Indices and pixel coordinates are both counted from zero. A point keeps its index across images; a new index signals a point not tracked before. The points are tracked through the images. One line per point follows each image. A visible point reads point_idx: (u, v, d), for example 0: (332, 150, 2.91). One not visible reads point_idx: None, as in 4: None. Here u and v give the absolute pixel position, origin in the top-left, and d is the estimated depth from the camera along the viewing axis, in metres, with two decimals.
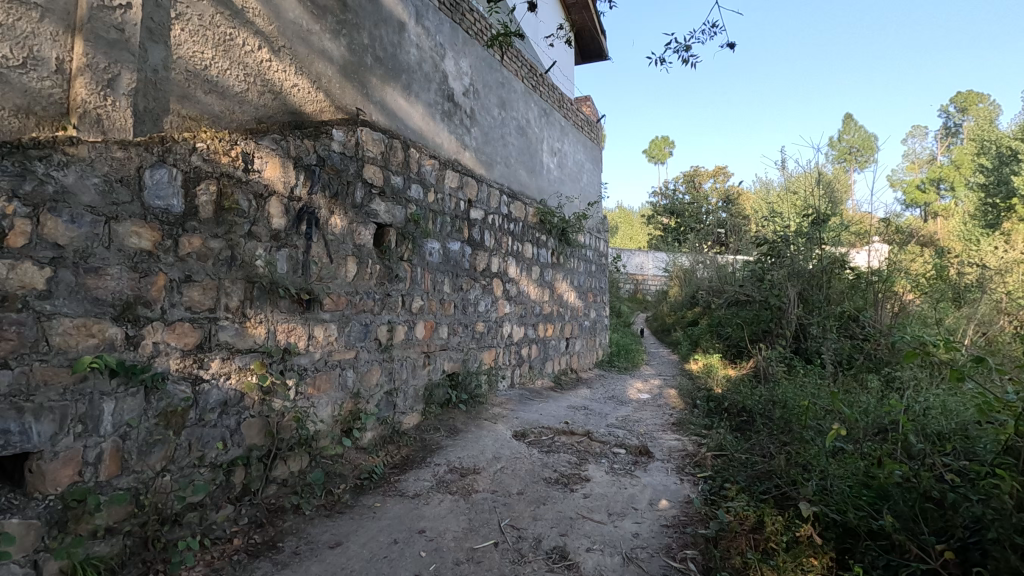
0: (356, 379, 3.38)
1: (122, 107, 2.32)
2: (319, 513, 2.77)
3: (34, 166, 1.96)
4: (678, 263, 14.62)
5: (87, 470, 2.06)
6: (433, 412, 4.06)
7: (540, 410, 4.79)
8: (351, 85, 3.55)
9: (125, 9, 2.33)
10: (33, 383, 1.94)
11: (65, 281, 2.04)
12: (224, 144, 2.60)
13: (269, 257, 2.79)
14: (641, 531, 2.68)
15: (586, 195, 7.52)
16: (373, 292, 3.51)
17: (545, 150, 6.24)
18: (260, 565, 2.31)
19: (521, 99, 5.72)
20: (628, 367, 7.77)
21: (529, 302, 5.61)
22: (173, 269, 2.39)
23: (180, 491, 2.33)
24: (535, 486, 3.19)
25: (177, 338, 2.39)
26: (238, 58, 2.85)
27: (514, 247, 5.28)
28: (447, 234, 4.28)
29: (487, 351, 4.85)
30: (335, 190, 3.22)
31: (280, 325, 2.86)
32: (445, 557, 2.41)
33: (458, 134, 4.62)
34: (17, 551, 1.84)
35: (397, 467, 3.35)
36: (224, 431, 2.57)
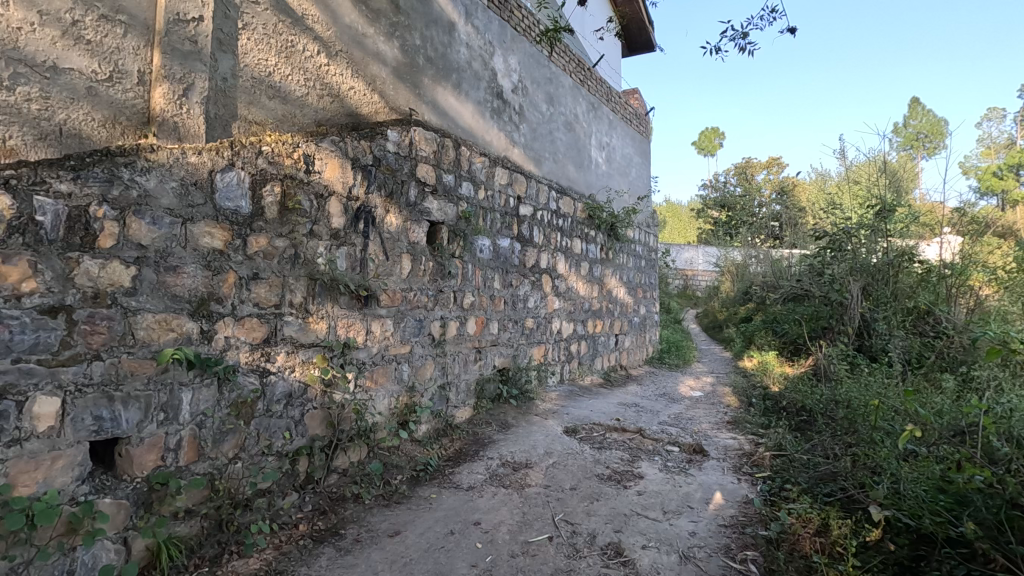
0: (411, 373, 3.46)
1: (196, 114, 2.46)
2: (378, 503, 2.86)
3: (121, 172, 2.11)
4: (730, 258, 14.16)
5: (169, 455, 2.21)
6: (485, 407, 4.12)
7: (590, 407, 4.77)
8: (404, 86, 3.63)
9: (197, 22, 2.47)
10: (122, 373, 2.09)
11: (147, 279, 2.18)
12: (287, 147, 2.71)
13: (329, 255, 2.90)
14: (698, 530, 2.64)
15: (635, 189, 7.40)
16: (426, 289, 3.59)
17: (593, 145, 6.19)
18: (324, 551, 2.41)
19: (568, 94, 5.68)
20: (679, 365, 7.62)
21: (578, 298, 5.58)
22: (242, 267, 2.51)
23: (252, 477, 2.48)
24: (587, 482, 3.19)
25: (247, 333, 2.52)
26: (299, 63, 2.97)
27: (563, 243, 5.26)
28: (497, 231, 4.31)
29: (537, 347, 4.87)
30: (390, 189, 3.31)
31: (340, 321, 2.96)
32: (500, 550, 2.44)
33: (507, 131, 4.65)
34: (110, 528, 2.01)
35: (451, 460, 3.41)
36: (289, 421, 2.69)
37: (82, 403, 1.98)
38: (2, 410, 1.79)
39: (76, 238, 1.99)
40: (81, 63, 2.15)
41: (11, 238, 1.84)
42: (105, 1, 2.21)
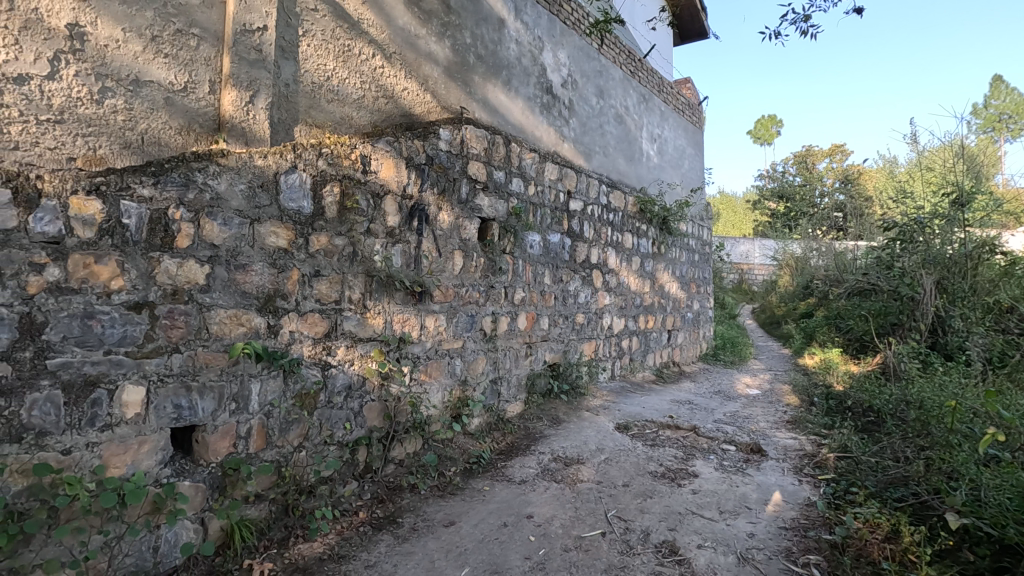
0: (463, 368, 3.52)
1: (261, 119, 2.59)
2: (433, 493, 2.94)
3: (195, 176, 2.25)
4: (790, 251, 13.58)
5: (240, 442, 2.35)
6: (536, 402, 4.14)
7: (642, 403, 4.71)
8: (455, 85, 3.69)
9: (262, 32, 2.59)
10: (198, 365, 2.24)
11: (219, 277, 2.32)
12: (345, 148, 2.81)
13: (385, 253, 2.99)
14: (757, 532, 2.57)
15: (688, 182, 7.21)
16: (478, 285, 3.64)
17: (644, 137, 6.08)
18: (383, 538, 2.50)
19: (619, 86, 5.60)
20: (734, 362, 7.40)
21: (630, 293, 5.51)
22: (305, 264, 2.63)
23: (315, 465, 2.60)
24: (640, 479, 3.15)
25: (309, 327, 2.64)
26: (355, 67, 3.07)
27: (614, 237, 5.20)
28: (548, 226, 4.31)
29: (588, 343, 4.85)
30: (443, 187, 3.37)
31: (396, 316, 3.05)
32: (553, 544, 2.46)
33: (557, 126, 4.64)
34: (190, 508, 2.16)
35: (503, 454, 3.46)
36: (349, 412, 2.80)
37: (163, 392, 2.14)
38: (96, 397, 1.97)
39: (157, 239, 2.14)
40: (160, 75, 2.30)
41: (101, 240, 2.00)
42: (181, 17, 2.36)
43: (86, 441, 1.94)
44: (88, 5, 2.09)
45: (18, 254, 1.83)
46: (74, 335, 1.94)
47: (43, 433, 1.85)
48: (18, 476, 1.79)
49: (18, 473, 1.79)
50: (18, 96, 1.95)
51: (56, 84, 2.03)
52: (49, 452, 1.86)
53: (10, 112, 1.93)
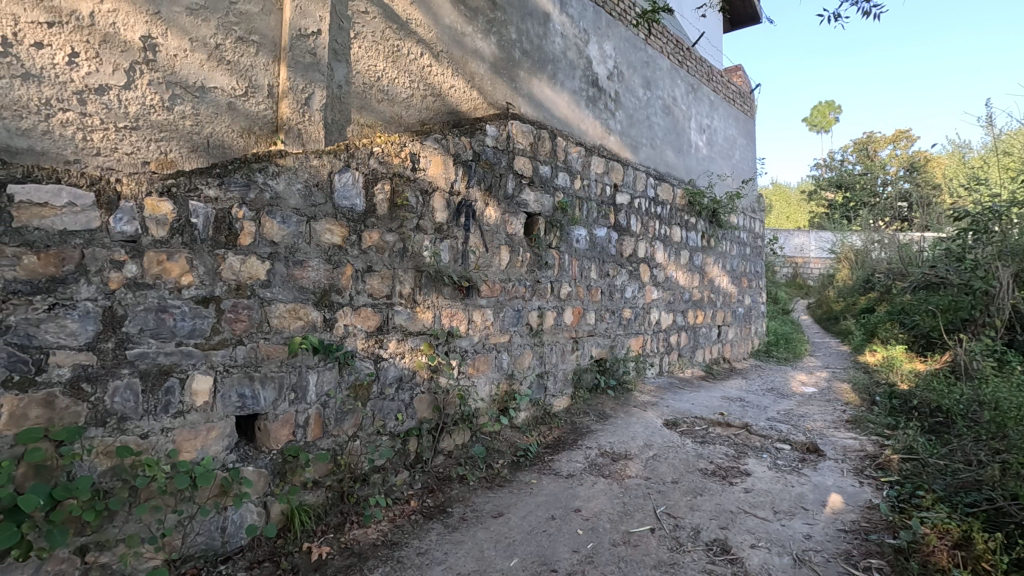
0: (511, 362, 3.55)
1: (316, 121, 2.70)
2: (482, 485, 2.99)
3: (256, 177, 2.36)
4: (849, 243, 12.95)
5: (299, 430, 2.46)
6: (582, 397, 4.13)
7: (691, 400, 4.62)
8: (501, 81, 3.71)
9: (316, 36, 2.69)
10: (260, 356, 2.36)
11: (279, 273, 2.42)
12: (395, 147, 2.88)
13: (434, 248, 3.04)
14: (814, 533, 2.49)
15: (739, 173, 6.99)
16: (524, 280, 3.66)
17: (693, 127, 5.93)
18: (433, 526, 2.57)
19: (666, 76, 5.48)
20: (787, 359, 7.16)
21: (678, 288, 5.40)
22: (358, 260, 2.72)
23: (369, 454, 2.69)
24: (690, 476, 3.10)
25: (362, 321, 2.72)
26: (404, 67, 3.14)
27: (661, 231, 5.11)
28: (594, 221, 4.28)
29: (635, 338, 4.79)
30: (489, 183, 3.40)
31: (444, 310, 3.11)
32: (602, 538, 2.46)
33: (603, 119, 4.59)
34: (254, 492, 2.28)
35: (550, 448, 3.47)
36: (400, 404, 2.87)
37: (229, 382, 2.26)
38: (169, 386, 2.11)
39: (221, 237, 2.26)
40: (223, 81, 2.43)
41: (172, 239, 2.13)
42: (242, 25, 2.47)
43: (160, 426, 2.08)
44: (159, 19, 2.23)
45: (101, 252, 1.98)
46: (149, 328, 2.08)
47: (124, 418, 2.00)
48: (103, 456, 1.95)
49: (103, 454, 1.95)
50: (99, 106, 2.10)
51: (132, 93, 2.18)
52: (129, 436, 2.01)
53: (93, 121, 2.08)
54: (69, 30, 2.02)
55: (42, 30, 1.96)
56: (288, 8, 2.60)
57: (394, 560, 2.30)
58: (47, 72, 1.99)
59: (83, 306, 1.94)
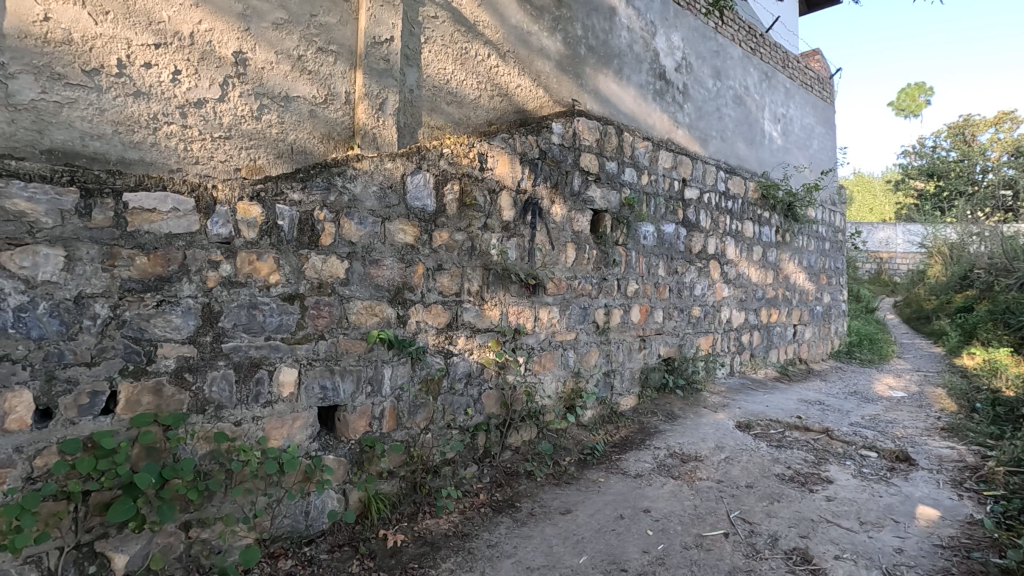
0: (577, 360, 3.53)
1: (389, 125, 2.81)
2: (549, 481, 3.00)
3: (335, 180, 2.48)
4: (942, 236, 11.93)
5: (375, 422, 2.57)
6: (650, 396, 4.06)
7: (765, 402, 4.43)
8: (567, 78, 3.71)
9: (389, 43, 2.79)
10: (339, 351, 2.48)
11: (357, 271, 2.54)
12: (464, 148, 2.95)
13: (501, 246, 3.08)
14: (906, 547, 2.33)
15: (817, 163, 6.61)
16: (590, 278, 3.63)
17: (766, 117, 5.67)
18: (503, 520, 2.62)
19: (738, 65, 5.26)
20: (872, 361, 6.74)
21: (751, 285, 5.19)
22: (429, 259, 2.80)
23: (440, 446, 2.78)
24: (766, 481, 2.99)
25: (433, 318, 2.81)
26: (472, 68, 3.20)
27: (732, 226, 4.92)
28: (662, 217, 4.18)
29: (704, 337, 4.65)
30: (556, 180, 3.40)
31: (512, 308, 3.14)
32: (673, 540, 2.42)
33: (671, 112, 4.48)
34: (334, 479, 2.42)
35: (617, 447, 3.43)
36: (469, 399, 2.94)
37: (312, 374, 2.40)
38: (259, 377, 2.26)
39: (305, 237, 2.39)
40: (305, 90, 2.57)
41: (261, 240, 2.28)
42: (322, 36, 2.60)
43: (252, 415, 2.24)
44: (248, 35, 2.39)
45: (200, 253, 2.15)
46: (242, 323, 2.24)
47: (220, 406, 2.17)
48: (203, 441, 2.12)
49: (203, 439, 2.12)
50: (198, 118, 2.28)
51: (226, 105, 2.35)
52: (225, 423, 2.18)
53: (192, 132, 2.27)
54: (173, 50, 2.21)
55: (150, 51, 2.16)
56: (363, 17, 2.71)
57: (466, 551, 2.36)
58: (155, 89, 2.18)
59: (185, 302, 2.11)
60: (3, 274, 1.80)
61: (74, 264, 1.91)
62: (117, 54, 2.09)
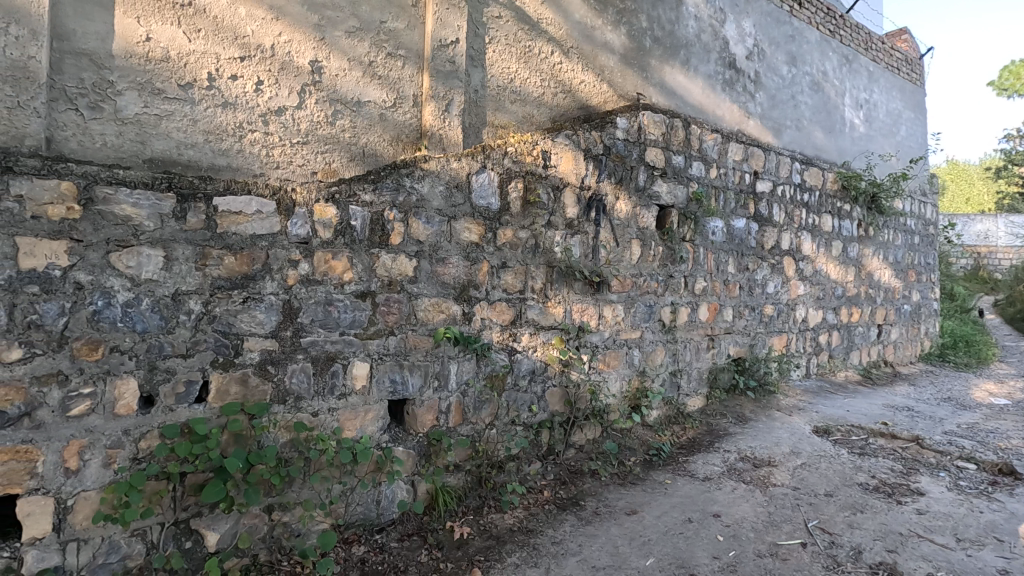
0: (642, 359, 3.47)
1: (454, 126, 2.87)
2: (614, 481, 2.97)
3: (404, 181, 2.55)
4: None
5: (442, 416, 2.63)
6: (718, 397, 3.92)
7: (846, 406, 4.17)
8: (632, 71, 3.64)
9: (454, 45, 2.85)
10: (408, 346, 2.56)
11: (424, 270, 2.61)
12: (528, 146, 2.96)
13: (565, 244, 3.08)
14: (1010, 569, 2.13)
15: (905, 151, 6.14)
16: (656, 275, 3.55)
17: (847, 104, 5.32)
18: (567, 517, 2.61)
19: (815, 49, 4.97)
20: (968, 365, 6.19)
21: (829, 283, 4.89)
22: (493, 257, 2.83)
23: (505, 442, 2.81)
24: (847, 490, 2.81)
25: (498, 315, 2.84)
26: (536, 66, 3.21)
27: (809, 220, 4.66)
28: (732, 211, 4.02)
29: (778, 337, 4.44)
30: (621, 176, 3.34)
31: (576, 305, 3.13)
32: (745, 547, 2.33)
33: (741, 103, 4.31)
34: (403, 470, 2.51)
35: (684, 448, 3.34)
36: (533, 396, 2.95)
37: (383, 368, 2.49)
38: (334, 370, 2.37)
39: (376, 237, 2.48)
40: (375, 94, 2.66)
41: (336, 240, 2.39)
42: (391, 41, 2.69)
43: (328, 406, 2.36)
44: (323, 44, 2.51)
45: (281, 252, 2.27)
46: (319, 319, 2.35)
47: (299, 397, 2.30)
48: (284, 430, 2.25)
49: (284, 428, 2.25)
50: (279, 125, 2.42)
51: (303, 111, 2.48)
52: (304, 413, 2.31)
53: (273, 139, 2.41)
54: (256, 62, 2.36)
55: (236, 64, 2.32)
56: (429, 21, 2.77)
57: (530, 547, 2.38)
58: (240, 99, 2.33)
59: (268, 299, 2.24)
60: (113, 273, 1.98)
61: (172, 264, 2.08)
62: (207, 68, 2.26)
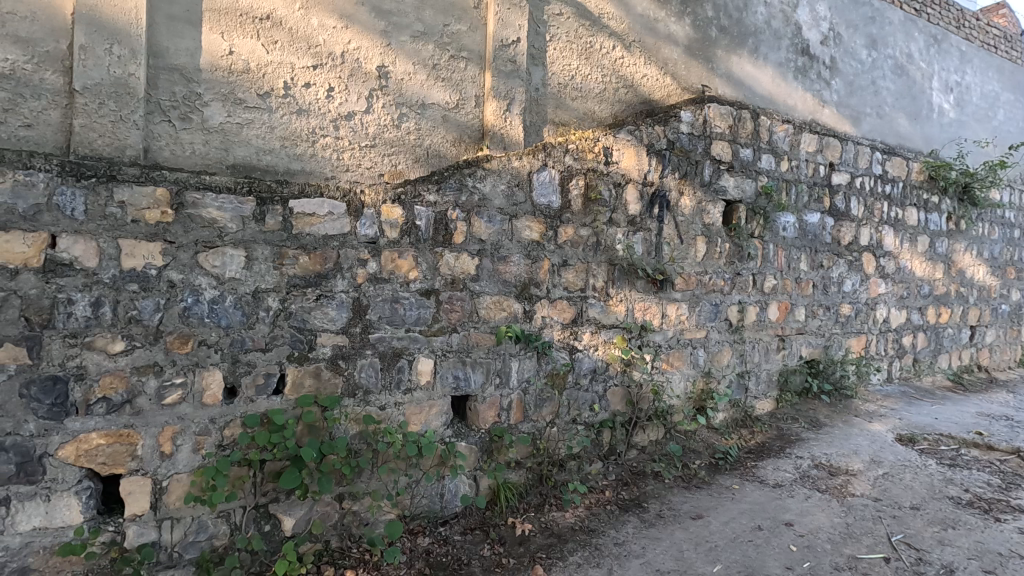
0: (708, 359, 3.36)
1: (516, 124, 2.89)
2: (678, 484, 2.90)
3: (466, 181, 2.59)
4: None
5: (503, 413, 2.66)
6: (790, 400, 3.74)
7: (933, 414, 3.88)
8: (697, 63, 3.53)
9: (515, 44, 2.87)
10: (471, 343, 2.61)
11: (486, 268, 2.64)
12: (589, 142, 2.93)
13: (627, 241, 3.03)
14: None
15: (1003, 137, 5.62)
16: (722, 272, 3.43)
17: (935, 87, 4.93)
18: (630, 519, 2.57)
19: (899, 30, 4.64)
20: None
21: (914, 281, 4.56)
22: (554, 255, 2.83)
23: (566, 440, 2.81)
24: (936, 504, 2.62)
25: (559, 313, 2.83)
26: (597, 62, 3.17)
27: (891, 213, 4.36)
28: (805, 205, 3.82)
29: (856, 338, 4.18)
30: (685, 171, 3.25)
31: (638, 304, 3.07)
32: (821, 558, 2.22)
33: (815, 91, 4.09)
34: (466, 465, 2.55)
35: (753, 453, 3.22)
36: (594, 395, 2.93)
37: (446, 365, 2.55)
38: (400, 366, 2.45)
39: (440, 236, 2.54)
40: (439, 96, 2.72)
41: (402, 239, 2.46)
42: (453, 44, 2.74)
43: (395, 401, 2.43)
44: (389, 49, 2.59)
45: (351, 252, 2.36)
46: (386, 315, 2.43)
47: (368, 391, 2.39)
48: (354, 422, 2.35)
49: (354, 420, 2.35)
50: (349, 129, 2.52)
51: (371, 115, 2.57)
52: (372, 407, 2.39)
53: (343, 143, 2.51)
54: (327, 69, 2.46)
55: (309, 73, 2.43)
56: (491, 21, 2.80)
57: (593, 546, 2.36)
58: (313, 106, 2.44)
59: (339, 297, 2.34)
60: (201, 272, 2.13)
61: (253, 263, 2.21)
62: (283, 78, 2.38)
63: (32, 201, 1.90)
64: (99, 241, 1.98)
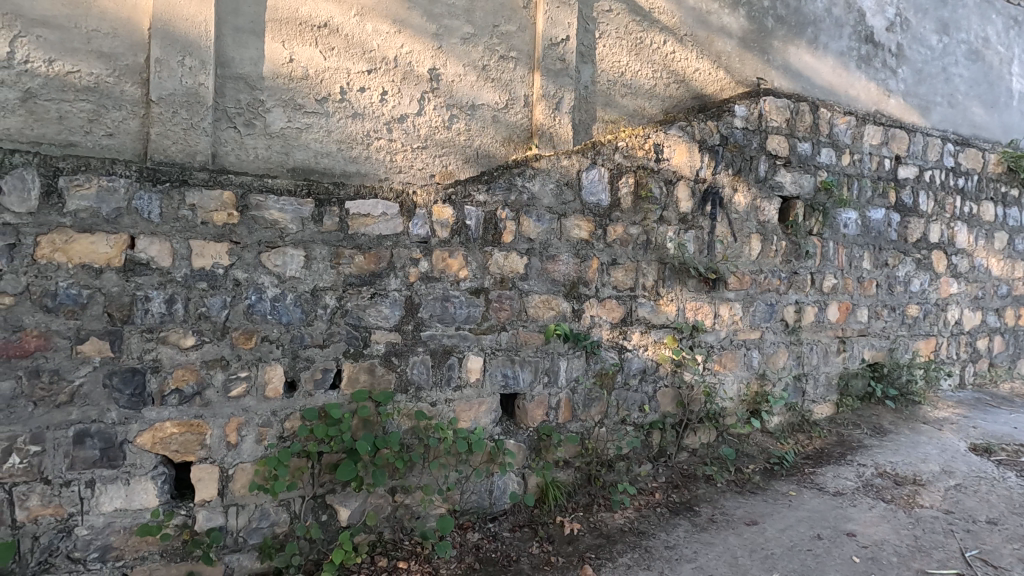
0: (762, 360, 3.26)
1: (564, 123, 2.89)
2: (731, 488, 2.83)
3: (516, 180, 2.61)
4: None
5: (551, 412, 2.66)
6: (851, 405, 3.57)
7: (1012, 422, 3.62)
8: (752, 55, 3.42)
9: (564, 42, 2.86)
10: (519, 342, 2.62)
11: (535, 267, 2.65)
12: (640, 139, 2.88)
13: (678, 239, 2.97)
14: None
15: None
16: (778, 271, 3.32)
17: (1016, 72, 4.59)
18: (681, 522, 2.53)
19: (974, 13, 4.34)
20: None
21: (990, 280, 4.27)
22: (603, 254, 2.80)
23: (615, 441, 2.78)
24: (1016, 519, 2.45)
25: (608, 312, 2.81)
26: (647, 57, 3.12)
27: (964, 209, 4.09)
28: (869, 201, 3.64)
29: (924, 341, 3.95)
30: (739, 166, 3.15)
31: (689, 303, 3.01)
32: (887, 572, 2.12)
33: (879, 80, 3.88)
34: (514, 463, 2.57)
35: (811, 459, 3.10)
36: (644, 396, 2.89)
37: (495, 363, 2.57)
38: (450, 363, 2.49)
39: (489, 236, 2.56)
40: (489, 97, 2.75)
41: (453, 239, 2.50)
42: (503, 45, 2.76)
43: (445, 397, 2.48)
44: (440, 52, 2.63)
45: (403, 252, 2.42)
46: (437, 314, 2.48)
47: (419, 387, 2.44)
48: (406, 417, 2.40)
49: (406, 416, 2.40)
50: (401, 132, 2.58)
51: (422, 117, 2.62)
52: (424, 403, 2.45)
53: (396, 145, 2.58)
54: (381, 74, 2.53)
55: (363, 77, 2.50)
56: (540, 20, 2.80)
57: (643, 548, 2.34)
58: (367, 109, 2.52)
59: (392, 295, 2.40)
60: (264, 271, 2.23)
61: (311, 263, 2.29)
62: (339, 83, 2.46)
63: (114, 205, 2.04)
64: (173, 241, 2.10)
